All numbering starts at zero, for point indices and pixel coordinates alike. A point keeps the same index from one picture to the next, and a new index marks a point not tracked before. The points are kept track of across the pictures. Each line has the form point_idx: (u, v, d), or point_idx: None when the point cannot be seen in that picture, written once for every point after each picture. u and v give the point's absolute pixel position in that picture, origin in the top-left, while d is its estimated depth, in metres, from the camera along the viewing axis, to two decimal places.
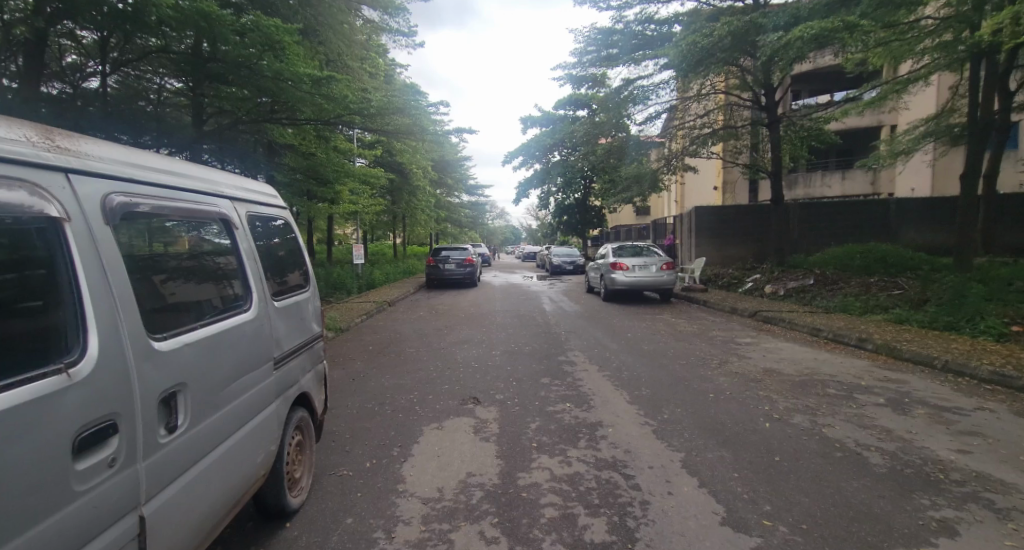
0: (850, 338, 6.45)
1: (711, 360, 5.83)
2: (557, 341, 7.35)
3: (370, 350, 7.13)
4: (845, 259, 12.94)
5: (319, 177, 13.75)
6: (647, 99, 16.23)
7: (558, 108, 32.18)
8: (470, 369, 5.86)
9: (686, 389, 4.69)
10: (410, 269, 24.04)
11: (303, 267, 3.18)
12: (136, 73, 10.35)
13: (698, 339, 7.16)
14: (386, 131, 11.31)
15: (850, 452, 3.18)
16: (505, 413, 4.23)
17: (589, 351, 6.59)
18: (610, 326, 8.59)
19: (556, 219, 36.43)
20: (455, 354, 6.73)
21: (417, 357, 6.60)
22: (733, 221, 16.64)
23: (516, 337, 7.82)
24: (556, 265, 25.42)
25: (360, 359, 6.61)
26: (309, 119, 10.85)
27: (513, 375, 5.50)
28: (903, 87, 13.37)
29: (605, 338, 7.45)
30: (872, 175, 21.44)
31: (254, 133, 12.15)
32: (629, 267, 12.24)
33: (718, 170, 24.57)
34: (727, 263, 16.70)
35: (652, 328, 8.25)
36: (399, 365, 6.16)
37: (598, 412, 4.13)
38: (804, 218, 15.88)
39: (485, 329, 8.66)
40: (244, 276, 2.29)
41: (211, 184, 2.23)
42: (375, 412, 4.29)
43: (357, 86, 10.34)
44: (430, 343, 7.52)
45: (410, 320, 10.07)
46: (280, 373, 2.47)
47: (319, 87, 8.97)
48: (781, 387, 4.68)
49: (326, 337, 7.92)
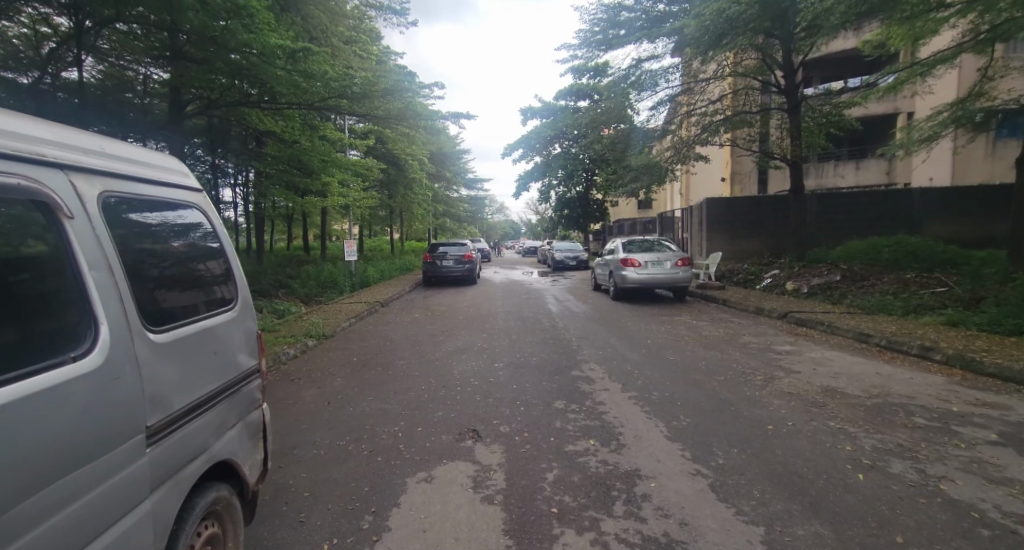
0: (909, 345, 5.56)
1: (754, 376, 4.92)
2: (568, 350, 6.46)
3: (354, 363, 6.25)
4: (872, 255, 12.05)
5: (306, 168, 12.82)
6: (655, 84, 15.41)
7: (559, 98, 31.33)
8: (469, 388, 4.96)
9: (736, 418, 3.79)
10: (407, 265, 23.20)
11: (232, 276, 2.23)
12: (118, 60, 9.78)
13: (729, 348, 6.27)
14: (378, 116, 10.61)
15: (999, 528, 2.26)
16: (513, 455, 3.33)
17: (607, 362, 5.71)
18: (625, 331, 7.69)
19: (556, 213, 34.92)
20: (450, 367, 5.83)
21: (406, 371, 5.71)
22: (747, 213, 15.72)
23: (521, 344, 6.94)
24: (558, 261, 24.51)
25: (341, 374, 5.71)
26: (291, 103, 9.95)
27: (520, 397, 4.60)
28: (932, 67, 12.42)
29: (621, 346, 6.57)
30: (887, 165, 20.52)
31: (234, 117, 11.16)
32: (641, 263, 11.32)
33: (725, 160, 23.63)
34: (741, 259, 15.79)
35: (673, 333, 7.35)
36: (387, 383, 5.27)
37: (633, 455, 3.23)
38: (822, 210, 14.97)
39: (485, 335, 7.76)
40: (86, 301, 1.35)
41: (28, 144, 1.29)
42: (348, 456, 3.38)
43: (341, 66, 9.43)
44: (423, 353, 6.65)
45: (403, 324, 9.19)
46: (159, 451, 1.53)
47: (297, 62, 8.20)
48: (852, 414, 3.79)
49: (307, 346, 7.04)
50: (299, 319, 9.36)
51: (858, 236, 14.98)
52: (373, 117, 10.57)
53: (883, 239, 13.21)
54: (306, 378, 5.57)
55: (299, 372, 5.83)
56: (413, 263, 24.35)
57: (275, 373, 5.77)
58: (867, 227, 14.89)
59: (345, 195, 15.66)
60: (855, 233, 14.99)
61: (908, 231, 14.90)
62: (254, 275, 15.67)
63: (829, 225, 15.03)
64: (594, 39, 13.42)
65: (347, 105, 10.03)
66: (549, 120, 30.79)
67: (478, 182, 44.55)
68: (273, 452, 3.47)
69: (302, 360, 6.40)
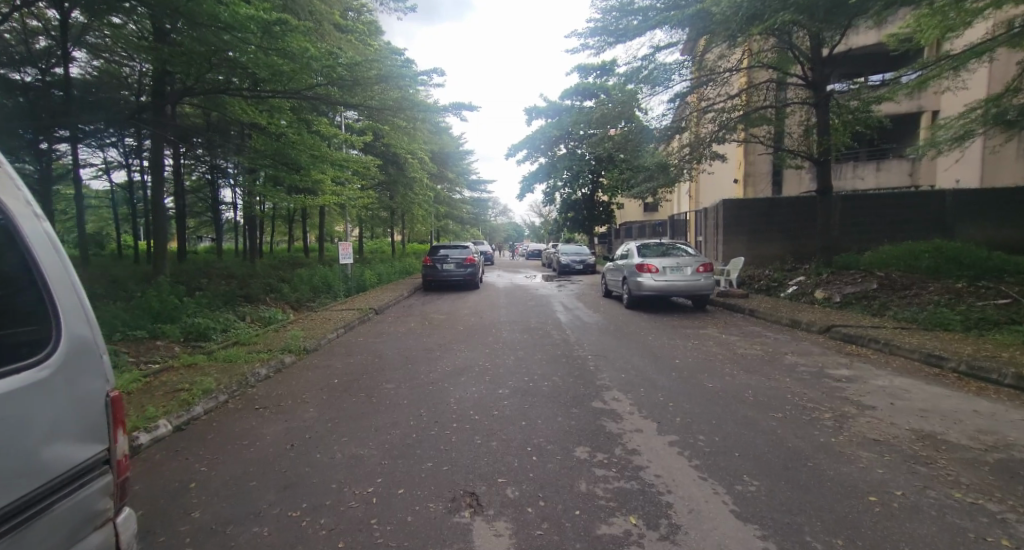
0: (998, 374, 4.63)
1: (821, 413, 3.96)
2: (585, 372, 5.55)
3: (334, 386, 5.32)
4: (909, 261, 11.08)
5: (294, 163, 11.52)
6: (669, 79, 14.48)
7: (564, 97, 30.63)
8: (468, 426, 4.03)
9: (821, 483, 2.83)
10: (407, 268, 22.38)
11: (45, 303, 1.25)
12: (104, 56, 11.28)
13: (775, 372, 5.34)
14: (374, 105, 9.97)
15: None
16: (523, 540, 2.40)
17: (633, 391, 4.77)
18: (648, 348, 6.76)
19: (562, 215, 34.10)
20: (446, 394, 4.90)
21: (394, 400, 4.76)
22: (768, 216, 14.78)
23: (530, 364, 6.02)
24: (564, 265, 23.66)
25: (315, 402, 4.79)
26: (272, 92, 9.50)
27: (532, 440, 3.68)
28: (963, 61, 11.48)
29: (646, 368, 5.65)
30: (910, 166, 19.54)
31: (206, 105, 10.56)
32: (658, 269, 10.39)
33: (737, 161, 22.70)
34: (760, 264, 14.84)
35: (702, 351, 6.41)
36: (370, 415, 4.35)
37: (695, 546, 2.28)
38: (847, 213, 14.03)
39: (489, 351, 6.84)
40: None
41: None
42: (295, 543, 2.43)
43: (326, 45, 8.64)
44: (417, 373, 5.76)
45: (396, 335, 8.29)
46: None
47: (274, 40, 7.42)
48: (978, 477, 2.83)
49: (284, 364, 6.13)
50: (283, 329, 8.51)
51: (886, 241, 14.03)
52: (366, 105, 9.87)
53: (918, 244, 12.24)
54: (275, 407, 4.65)
55: (267, 399, 4.89)
56: (413, 266, 23.60)
57: (240, 400, 4.85)
58: (896, 230, 13.95)
59: (339, 192, 14.85)
60: (884, 237, 14.03)
61: (942, 235, 13.92)
62: (245, 278, 14.91)
63: (855, 229, 14.09)
64: (607, 28, 12.55)
65: (338, 93, 9.46)
66: (555, 120, 30.03)
67: (481, 183, 43.86)
68: (198, 532, 2.54)
69: (276, 381, 5.50)
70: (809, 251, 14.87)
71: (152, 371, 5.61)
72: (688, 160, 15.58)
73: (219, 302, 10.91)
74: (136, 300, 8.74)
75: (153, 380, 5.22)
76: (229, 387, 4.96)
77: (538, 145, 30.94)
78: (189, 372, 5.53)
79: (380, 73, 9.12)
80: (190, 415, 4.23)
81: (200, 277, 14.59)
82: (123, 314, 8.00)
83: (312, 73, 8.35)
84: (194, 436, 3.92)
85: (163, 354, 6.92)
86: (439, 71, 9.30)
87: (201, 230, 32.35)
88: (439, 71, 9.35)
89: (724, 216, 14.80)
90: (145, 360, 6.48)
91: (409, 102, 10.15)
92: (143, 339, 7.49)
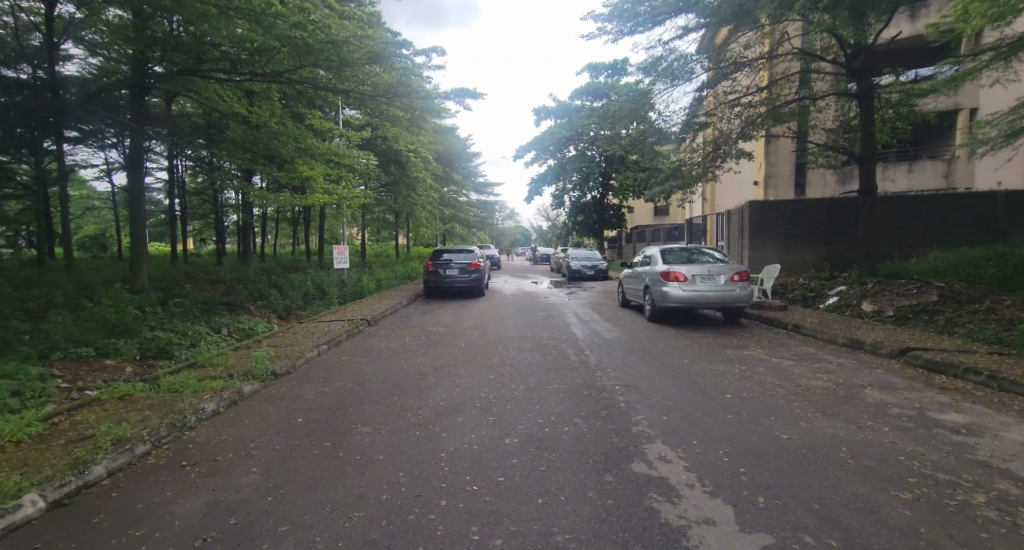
0: None
1: (971, 495, 2.72)
2: (616, 415, 4.33)
3: (296, 429, 4.17)
4: (971, 272, 9.78)
5: (277, 156, 10.49)
6: (691, 71, 13.18)
7: (574, 97, 29.70)
8: (459, 508, 2.80)
9: None
10: (408, 273, 21.36)
11: None
12: (100, 52, 10.73)
13: (863, 416, 4.11)
14: (366, 90, 9.06)
15: None
16: None
17: (684, 445, 3.59)
18: (685, 377, 5.56)
19: (571, 219, 32.74)
20: (437, 446, 3.73)
21: (367, 455, 3.59)
22: (799, 219, 13.54)
23: (545, 399, 4.83)
24: (574, 270, 22.53)
25: (260, 457, 3.60)
26: (251, 74, 8.38)
27: (552, 537, 2.47)
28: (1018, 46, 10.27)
29: (693, 408, 4.45)
30: (946, 167, 18.24)
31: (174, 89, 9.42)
32: (686, 277, 9.18)
33: (758, 162, 21.42)
34: (790, 271, 13.60)
35: (756, 384, 5.21)
36: (329, 483, 3.16)
37: None
38: (889, 215, 12.74)
39: (492, 377, 5.68)
40: None
41: None
42: None
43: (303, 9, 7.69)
44: (402, 410, 4.59)
45: (385, 354, 7.14)
46: None
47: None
48: None
49: (240, 396, 4.99)
50: (256, 345, 7.40)
51: (933, 247, 12.69)
52: (352, 88, 8.93)
53: (976, 251, 10.94)
54: (212, 463, 3.51)
55: (205, 449, 3.76)
56: (415, 271, 22.55)
57: (168, 451, 3.69)
58: (944, 236, 12.62)
59: (331, 192, 13.84)
60: (930, 243, 12.70)
61: (996, 242, 12.58)
62: (233, 283, 13.89)
63: (897, 233, 12.78)
64: (623, 12, 11.54)
65: (325, 76, 8.61)
66: (564, 121, 29.08)
67: (488, 186, 43.10)
68: None
69: (225, 422, 4.37)
70: (845, 258, 13.57)
71: (72, 405, 4.49)
72: (711, 159, 14.37)
73: (195, 312, 9.84)
74: (89, 310, 7.67)
75: (64, 421, 4.08)
76: (155, 434, 3.81)
77: (546, 146, 29.94)
78: (116, 408, 4.41)
79: (371, 52, 8.20)
80: (84, 481, 3.08)
81: (184, 283, 13.60)
82: (71, 327, 6.91)
83: (288, 43, 7.41)
84: (78, 515, 2.77)
85: (106, 378, 5.81)
86: (438, 50, 8.22)
87: (203, 234, 31.67)
88: (438, 50, 8.23)
89: (752, 219, 13.54)
90: (80, 388, 5.36)
91: (405, 87, 9.18)
92: (90, 358, 6.43)
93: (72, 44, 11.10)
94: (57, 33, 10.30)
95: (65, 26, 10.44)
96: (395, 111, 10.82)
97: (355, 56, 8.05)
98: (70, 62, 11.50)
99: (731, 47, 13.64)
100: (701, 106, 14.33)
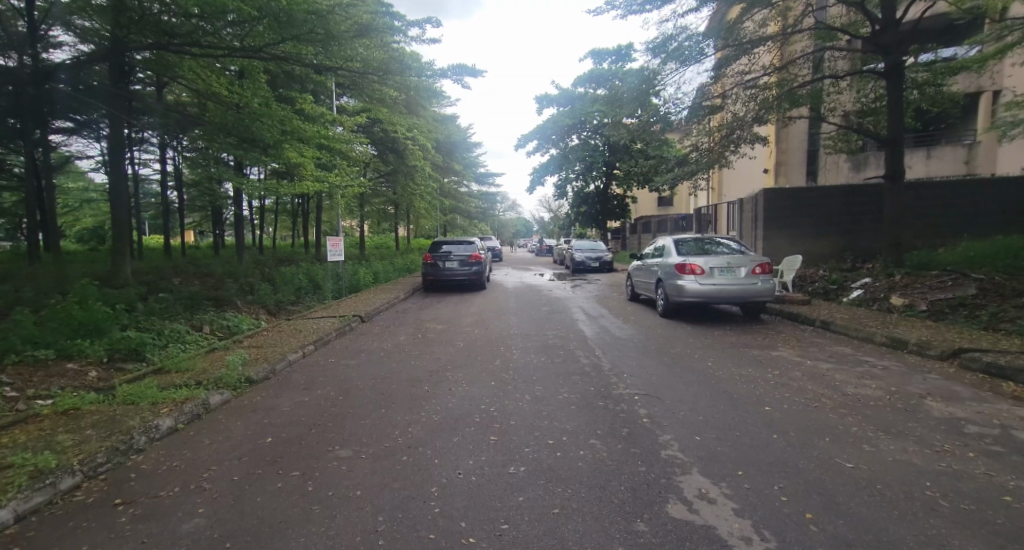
0: None
1: None
2: (641, 435, 3.67)
3: (262, 453, 3.53)
4: (1011, 264, 9.06)
5: (259, 140, 9.80)
6: (702, 52, 12.40)
7: (577, 84, 28.84)
8: None
9: None
10: (407, 266, 20.67)
11: None
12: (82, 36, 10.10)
13: (937, 436, 3.42)
14: (356, 67, 8.39)
15: None
16: None
17: (728, 479, 2.92)
18: (713, 385, 4.89)
19: (574, 210, 32.01)
20: (427, 478, 3.08)
21: (341, 491, 2.94)
22: (817, 207, 12.80)
23: (554, 413, 4.18)
24: (578, 262, 21.82)
25: (213, 493, 2.95)
26: (226, 50, 7.66)
27: None
28: None
29: (728, 425, 3.79)
30: (968, 153, 17.43)
31: (150, 68, 8.70)
32: (702, 269, 8.50)
33: (768, 149, 20.60)
34: (808, 262, 12.89)
35: (796, 394, 4.53)
36: (287, 534, 2.49)
37: None
38: (916, 203, 11.97)
39: (493, 384, 5.03)
40: None
41: None
42: None
43: None
44: (388, 429, 3.92)
45: (376, 355, 6.49)
46: None
47: None
48: None
49: (205, 410, 4.35)
50: (235, 347, 6.74)
51: (962, 236, 11.94)
52: (337, 65, 8.20)
53: (1011, 240, 10.20)
54: (152, 502, 2.86)
55: (148, 482, 3.11)
56: (414, 263, 21.87)
57: (102, 483, 3.04)
58: (973, 223, 11.88)
59: (322, 180, 13.15)
60: (959, 232, 11.94)
61: None
62: (223, 277, 13.22)
63: (925, 221, 12.03)
64: None
65: (311, 52, 7.93)
66: (567, 108, 28.21)
67: (489, 177, 42.32)
68: None
69: (180, 443, 3.71)
70: (866, 248, 12.83)
71: (4, 421, 3.82)
72: (724, 145, 13.60)
73: (178, 308, 9.22)
74: (53, 308, 7.00)
75: None
76: (89, 462, 3.15)
77: (549, 135, 29.09)
78: (54, 424, 3.77)
79: (360, 25, 7.50)
80: None
81: (170, 277, 12.94)
82: (30, 327, 6.26)
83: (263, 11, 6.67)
84: None
85: (64, 385, 5.16)
86: (433, 20, 7.48)
87: (201, 227, 31.07)
88: (433, 21, 7.49)
89: (767, 207, 12.80)
90: (29, 397, 4.71)
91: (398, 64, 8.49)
92: (48, 362, 5.81)
93: (53, 27, 10.52)
94: (31, 13, 9.68)
95: (40, 7, 9.81)
96: (388, 92, 10.11)
97: (339, 27, 7.31)
98: (52, 49, 10.95)
99: (745, 25, 12.82)
100: (714, 88, 13.52)
